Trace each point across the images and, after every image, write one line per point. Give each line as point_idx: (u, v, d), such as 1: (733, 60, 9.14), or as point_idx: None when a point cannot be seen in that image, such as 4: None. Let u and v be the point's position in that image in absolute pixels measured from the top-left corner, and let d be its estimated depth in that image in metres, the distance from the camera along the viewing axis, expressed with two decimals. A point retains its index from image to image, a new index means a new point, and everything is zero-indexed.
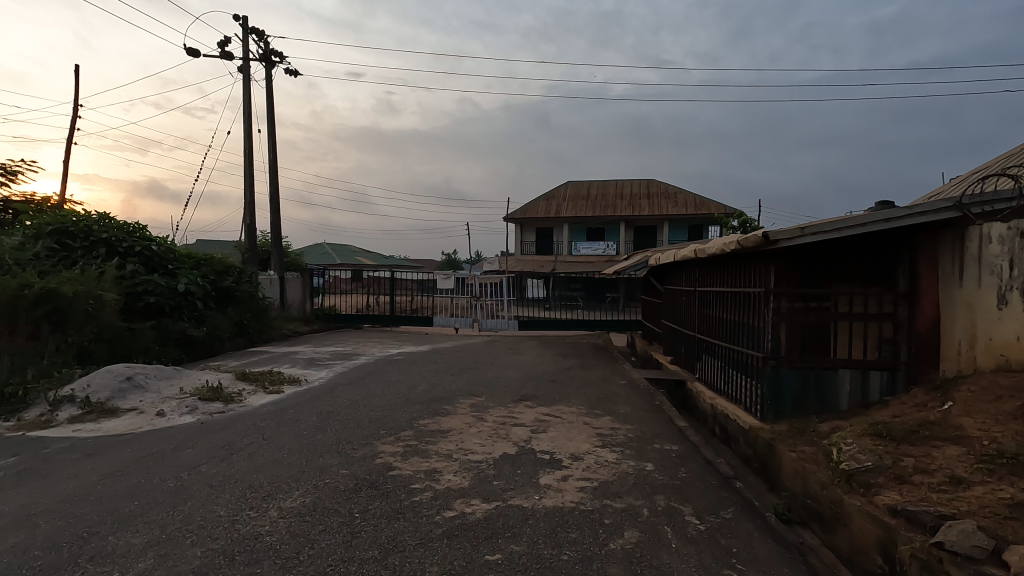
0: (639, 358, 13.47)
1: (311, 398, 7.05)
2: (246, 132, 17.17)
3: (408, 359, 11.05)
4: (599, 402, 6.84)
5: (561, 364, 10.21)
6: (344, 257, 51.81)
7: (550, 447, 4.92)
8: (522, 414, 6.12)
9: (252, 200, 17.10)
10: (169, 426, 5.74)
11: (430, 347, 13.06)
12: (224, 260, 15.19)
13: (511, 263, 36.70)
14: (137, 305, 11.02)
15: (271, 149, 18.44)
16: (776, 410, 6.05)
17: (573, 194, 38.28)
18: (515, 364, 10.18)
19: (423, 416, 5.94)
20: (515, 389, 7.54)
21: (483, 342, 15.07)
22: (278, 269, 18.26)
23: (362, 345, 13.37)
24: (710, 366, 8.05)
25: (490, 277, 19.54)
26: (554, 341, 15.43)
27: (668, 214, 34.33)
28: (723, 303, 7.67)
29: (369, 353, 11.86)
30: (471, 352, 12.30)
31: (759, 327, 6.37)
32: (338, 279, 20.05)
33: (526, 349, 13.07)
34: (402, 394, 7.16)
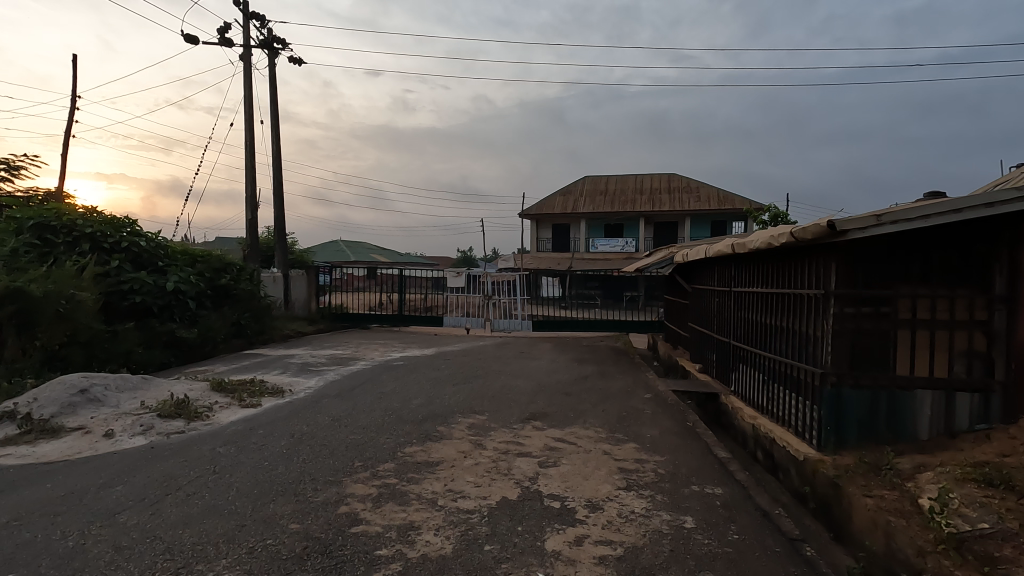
0: (663, 364, 12.40)
1: (289, 414, 6.16)
2: (247, 123, 16.46)
3: (410, 364, 10.14)
4: (621, 423, 5.84)
5: (577, 372, 9.21)
6: (359, 254, 51.44)
7: (561, 490, 3.94)
8: (530, 439, 5.15)
9: (254, 194, 16.40)
10: (113, 451, 4.87)
11: (436, 351, 12.16)
12: (223, 257, 14.49)
13: (527, 260, 35.71)
14: (122, 305, 10.32)
15: (274, 141, 17.74)
16: (838, 437, 5.03)
17: (590, 189, 37.15)
18: (525, 371, 9.19)
19: (411, 443, 4.99)
20: (523, 404, 6.57)
21: (494, 345, 14.13)
22: (281, 266, 17.54)
23: (364, 348, 12.55)
24: (749, 379, 7.01)
25: (504, 275, 18.61)
26: (570, 343, 14.44)
27: (689, 210, 33.02)
28: (765, 307, 6.62)
29: (370, 357, 11.02)
30: (479, 357, 11.36)
31: (814, 337, 5.31)
32: (345, 276, 19.29)
33: (540, 353, 12.09)
34: (393, 410, 6.23)
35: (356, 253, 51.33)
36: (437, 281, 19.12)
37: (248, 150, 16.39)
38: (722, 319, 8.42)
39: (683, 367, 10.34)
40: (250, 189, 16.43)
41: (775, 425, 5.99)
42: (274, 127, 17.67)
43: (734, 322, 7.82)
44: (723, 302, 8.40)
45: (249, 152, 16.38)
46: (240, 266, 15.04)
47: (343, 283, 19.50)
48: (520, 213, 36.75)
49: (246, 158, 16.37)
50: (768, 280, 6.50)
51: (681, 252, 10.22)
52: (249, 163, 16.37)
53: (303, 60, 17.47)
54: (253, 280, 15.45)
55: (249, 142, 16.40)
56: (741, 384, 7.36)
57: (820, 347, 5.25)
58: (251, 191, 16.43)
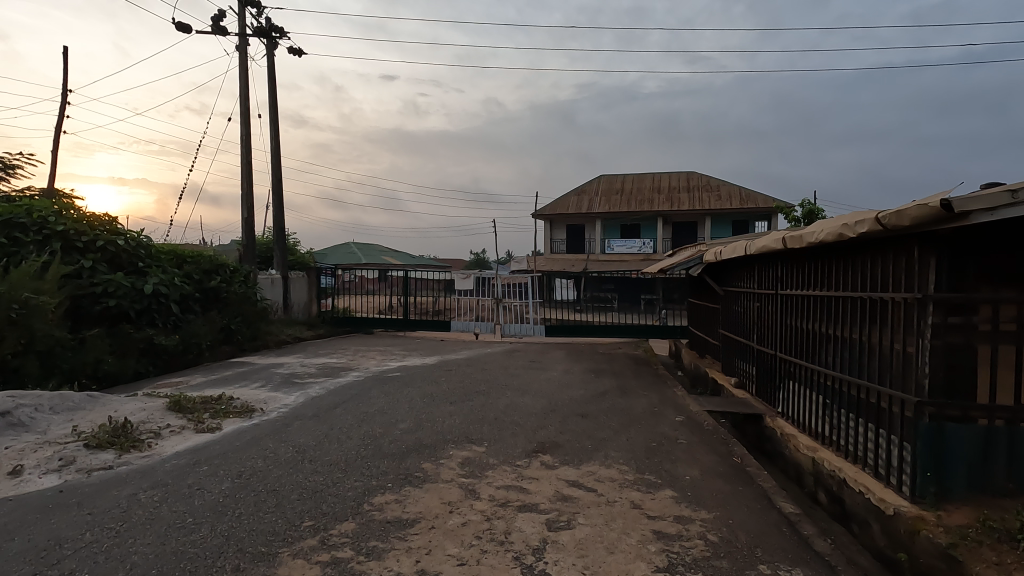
0: (689, 376, 11.21)
1: (247, 443, 5.12)
2: (243, 116, 15.61)
3: (407, 376, 9.09)
4: (651, 458, 4.71)
5: (594, 387, 8.06)
6: (370, 256, 50.82)
7: (577, 572, 2.83)
8: (536, 484, 4.04)
9: (251, 191, 15.55)
10: (8, 497, 3.84)
11: (439, 360, 11.08)
12: (215, 258, 13.64)
13: (539, 263, 34.61)
14: (94, 309, 9.45)
15: (274, 136, 16.92)
16: (938, 485, 3.87)
17: (606, 189, 35.96)
18: (536, 385, 8.07)
19: (384, 488, 3.91)
20: (530, 431, 5.47)
21: (503, 352, 13.05)
22: (280, 268, 16.66)
23: (361, 356, 11.54)
24: (805, 401, 5.87)
25: (516, 277, 17.43)
26: (585, 351, 13.34)
27: (710, 209, 31.63)
28: (826, 314, 5.49)
29: (365, 367, 10.00)
30: (485, 366, 10.24)
31: (900, 352, 4.18)
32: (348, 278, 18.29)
33: (552, 362, 10.94)
34: (372, 439, 5.15)
35: (368, 256, 50.69)
36: (443, 283, 17.98)
37: (244, 145, 15.55)
38: (766, 327, 7.27)
39: (713, 381, 9.19)
40: (247, 186, 15.58)
41: (842, 461, 4.84)
42: (274, 121, 16.84)
43: (782, 331, 6.71)
44: (767, 307, 7.26)
45: (246, 147, 15.54)
46: (234, 267, 14.19)
47: (346, 284, 18.49)
48: (533, 213, 35.67)
49: (242, 153, 15.53)
50: (831, 281, 5.36)
51: (711, 250, 9.12)
52: (245, 159, 15.52)
53: (303, 51, 16.63)
54: (247, 283, 14.58)
55: (245, 136, 15.55)
56: (793, 406, 6.21)
57: (910, 367, 4.11)
58: (246, 188, 15.57)
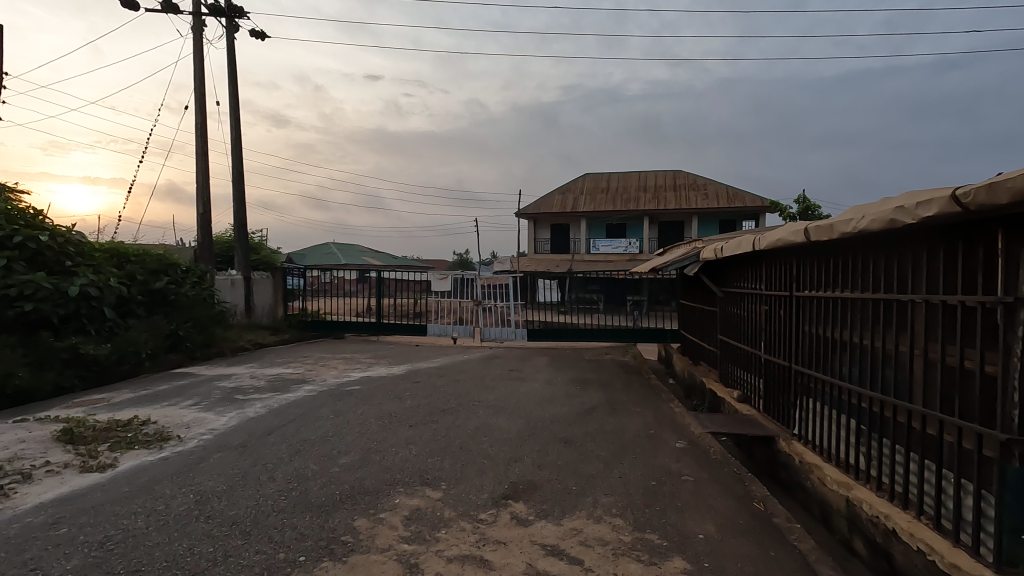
0: (682, 386, 10.29)
1: (138, 488, 4.01)
2: (199, 103, 14.36)
3: (368, 389, 7.98)
4: (652, 505, 3.72)
5: (579, 401, 7.06)
6: (350, 256, 49.51)
7: None
8: (503, 553, 3.02)
9: (207, 185, 14.30)
10: None
11: (408, 369, 9.98)
12: (164, 256, 12.41)
13: (523, 263, 33.66)
14: (7, 314, 8.22)
15: (236, 126, 15.70)
16: None
17: (591, 187, 35.12)
18: (513, 401, 7.04)
19: (291, 566, 2.85)
20: (501, 467, 4.44)
21: (480, 358, 12.03)
22: (242, 268, 15.45)
23: (322, 365, 10.40)
24: (830, 424, 4.96)
25: (498, 278, 16.12)
26: (569, 357, 12.37)
27: (697, 208, 30.88)
28: (862, 320, 4.56)
29: (323, 379, 8.86)
30: (459, 376, 9.17)
31: (976, 374, 3.23)
32: (319, 278, 17.23)
33: (534, 371, 9.91)
34: (300, 481, 4.08)
35: (348, 257, 49.08)
36: (423, 284, 17.01)
37: (200, 134, 14.29)
38: (776, 334, 6.35)
39: (711, 393, 8.28)
40: (203, 179, 14.33)
41: (886, 504, 3.90)
42: (235, 110, 15.62)
43: (798, 338, 5.81)
44: (776, 311, 6.34)
45: (201, 136, 14.28)
46: (186, 267, 12.96)
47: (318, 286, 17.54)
48: (516, 212, 34.68)
49: (197, 143, 14.28)
50: (867, 281, 4.44)
51: (709, 246, 8.19)
52: (200, 150, 14.26)
53: (267, 35, 15.45)
54: (202, 285, 13.36)
55: (201, 125, 14.30)
56: (813, 429, 5.29)
57: (989, 392, 3.18)
58: (202, 181, 14.31)
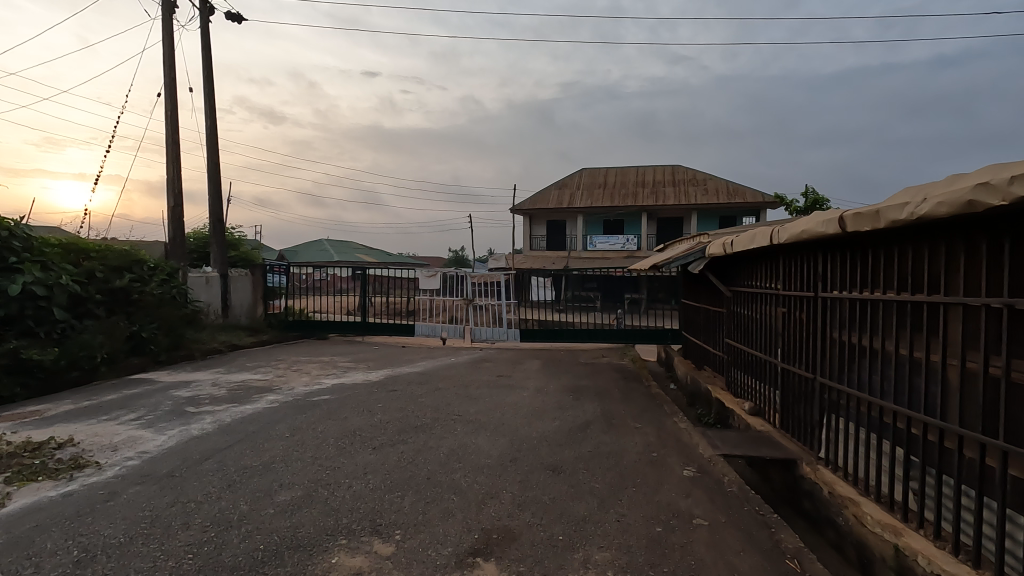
0: (686, 394, 9.51)
1: (13, 539, 3.20)
2: (169, 89, 13.47)
3: (337, 400, 7.16)
4: (660, 565, 2.93)
5: (571, 415, 6.28)
6: (343, 253, 48.65)
7: None
8: None
9: (178, 177, 13.43)
10: None
11: (387, 375, 9.16)
12: (129, 252, 11.57)
13: (518, 261, 32.87)
14: None
15: (211, 115, 14.81)
16: None
17: (588, 183, 34.32)
18: (498, 415, 6.24)
19: None
20: (472, 507, 3.65)
21: (467, 362, 11.23)
22: (218, 266, 14.64)
23: (294, 370, 9.58)
24: (864, 449, 4.19)
25: (488, 276, 15.47)
26: (563, 360, 11.60)
27: (696, 203, 30.10)
28: (905, 325, 3.79)
29: (291, 387, 8.05)
30: (441, 383, 8.36)
31: None
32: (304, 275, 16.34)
33: (524, 377, 9.12)
34: (218, 530, 3.27)
35: (341, 253, 48.02)
36: (411, 282, 16.32)
37: (170, 123, 13.40)
38: (793, 340, 5.56)
39: (718, 403, 7.49)
40: (173, 170, 13.44)
41: (950, 559, 3.11)
42: (210, 98, 14.73)
43: (820, 345, 5.03)
44: (792, 313, 5.54)
45: (172, 125, 13.40)
46: (153, 264, 12.14)
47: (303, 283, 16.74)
48: (511, 208, 33.84)
49: (167, 132, 13.39)
50: (912, 278, 3.65)
51: (715, 241, 7.39)
52: (171, 139, 13.37)
53: (243, 18, 14.55)
54: (172, 283, 12.53)
55: (171, 112, 13.41)
56: (841, 453, 4.51)
57: None
58: (172, 172, 13.43)
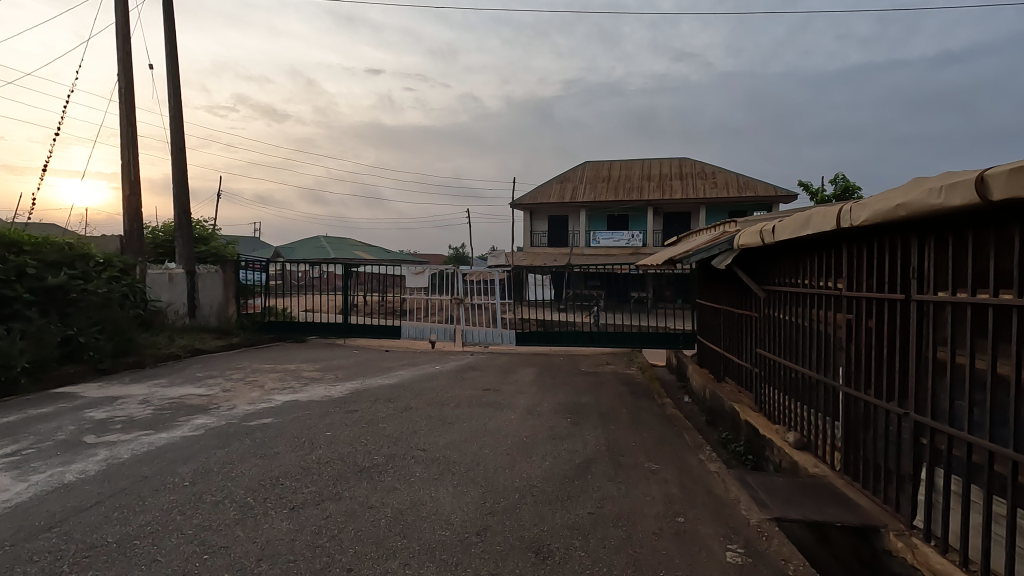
0: (706, 411, 8.12)
1: None
2: (123, 64, 12.06)
3: (278, 426, 5.79)
4: None
5: (567, 450, 4.90)
6: (340, 249, 47.38)
7: None
8: None
9: (134, 162, 12.09)
10: None
11: (352, 389, 7.77)
12: (70, 245, 10.22)
13: (519, 258, 31.47)
14: None
15: (175, 96, 13.47)
16: None
17: (591, 176, 32.86)
18: (472, 451, 4.86)
19: None
20: None
21: (453, 370, 9.85)
22: (183, 262, 13.29)
23: (247, 382, 8.20)
24: (998, 527, 2.82)
25: (484, 274, 14.21)
26: (562, 368, 10.23)
27: (705, 197, 28.59)
28: None
29: (231, 406, 6.67)
30: (414, 400, 6.96)
31: None
32: (283, 272, 14.97)
33: (513, 391, 7.72)
34: None
35: (338, 251, 46.68)
36: (397, 280, 15.19)
37: (124, 103, 12.00)
38: (857, 356, 4.19)
39: (750, 428, 6.11)
40: (129, 156, 12.07)
41: None
42: (174, 77, 13.39)
43: (907, 365, 3.65)
44: (857, 320, 4.17)
45: (127, 104, 12.02)
46: (103, 259, 10.82)
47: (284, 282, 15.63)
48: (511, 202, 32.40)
49: (122, 113, 12.01)
50: None
51: (745, 230, 5.99)
52: (125, 120, 11.99)
53: None
54: (125, 280, 11.19)
55: (126, 90, 12.03)
56: (954, 526, 3.12)
57: None
58: (128, 157, 12.05)
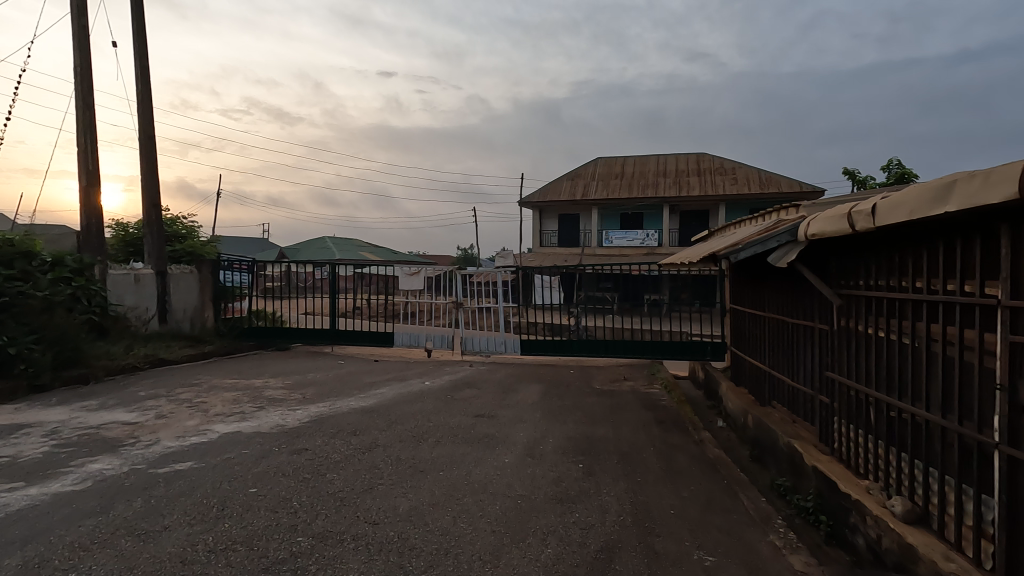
0: (749, 443, 6.58)
1: None
2: (79, 39, 10.78)
3: (193, 476, 4.35)
4: None
5: (578, 527, 3.42)
6: (344, 249, 46.24)
7: None
8: None
9: (91, 148, 10.80)
10: None
11: (315, 417, 6.32)
12: (9, 242, 8.97)
13: (527, 259, 30.00)
14: None
15: (144, 77, 12.21)
16: None
17: (603, 173, 31.32)
18: (441, 527, 3.38)
19: None
20: None
21: (444, 387, 8.41)
22: (152, 262, 12.01)
23: (192, 405, 6.79)
24: None
25: (487, 275, 12.75)
26: (573, 385, 8.75)
27: (724, 194, 26.99)
28: None
29: (151, 441, 5.25)
30: (385, 435, 5.50)
31: None
32: (282, 272, 13.48)
33: (512, 420, 6.23)
34: None
35: (343, 250, 45.64)
36: (389, 281, 13.87)
37: (80, 81, 10.74)
38: None
39: (822, 480, 4.59)
40: (86, 142, 10.78)
41: None
42: (142, 57, 12.12)
43: None
44: None
45: (83, 84, 10.76)
46: (50, 258, 9.59)
47: (274, 285, 13.95)
48: (519, 201, 30.97)
49: (77, 94, 10.73)
50: None
51: (816, 217, 4.48)
52: (81, 103, 10.71)
53: None
54: (77, 282, 9.90)
55: (82, 68, 10.77)
56: None
57: None
58: (83, 143, 10.75)
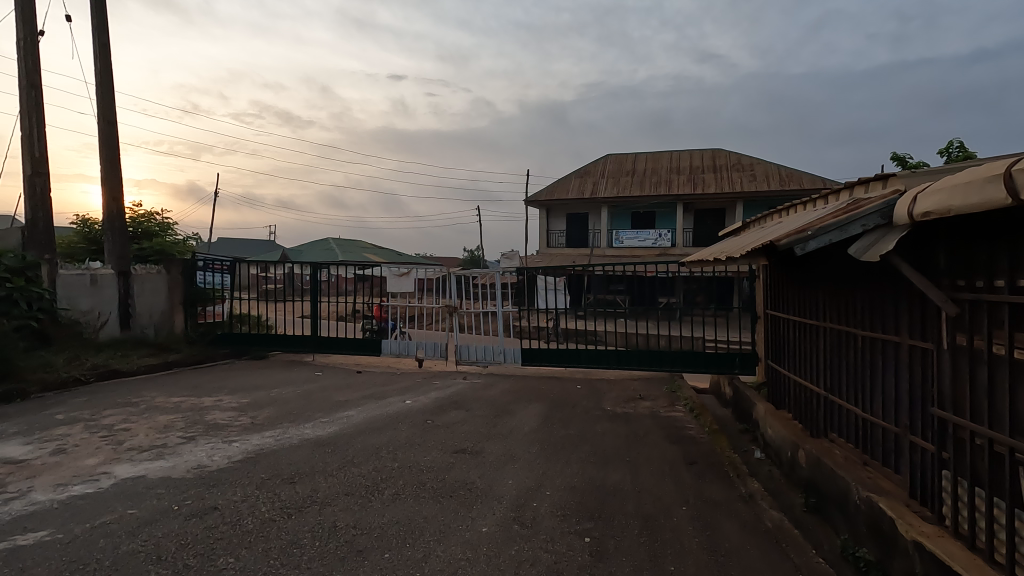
0: (803, 487, 5.16)
1: None
2: (24, 11, 9.63)
3: (33, 558, 3.03)
4: None
5: None
6: (347, 250, 45.23)
7: None
8: None
9: (37, 132, 9.65)
10: None
11: (251, 453, 4.99)
12: None
13: (533, 261, 28.66)
14: None
15: (104, 57, 11.06)
16: None
17: (613, 170, 29.92)
18: None
19: None
20: None
21: (426, 408, 7.08)
22: (113, 261, 10.81)
23: (108, 435, 5.50)
24: None
25: (486, 275, 11.33)
26: (580, 406, 7.37)
27: (742, 192, 25.48)
28: None
29: (17, 493, 3.95)
30: (329, 485, 4.15)
31: None
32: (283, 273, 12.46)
33: (501, 459, 4.86)
34: None
35: (346, 251, 44.66)
36: (378, 282, 12.57)
37: (24, 58, 9.60)
38: None
39: (935, 564, 3.19)
40: (30, 125, 9.59)
41: None
42: (102, 35, 10.98)
43: None
44: None
45: (27, 60, 9.61)
46: None
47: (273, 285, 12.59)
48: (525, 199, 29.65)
49: (21, 72, 9.59)
50: None
51: (928, 190, 3.09)
52: (25, 81, 9.56)
53: None
54: (14, 283, 8.71)
55: (26, 43, 9.61)
56: None
57: None
58: (26, 126, 9.59)
